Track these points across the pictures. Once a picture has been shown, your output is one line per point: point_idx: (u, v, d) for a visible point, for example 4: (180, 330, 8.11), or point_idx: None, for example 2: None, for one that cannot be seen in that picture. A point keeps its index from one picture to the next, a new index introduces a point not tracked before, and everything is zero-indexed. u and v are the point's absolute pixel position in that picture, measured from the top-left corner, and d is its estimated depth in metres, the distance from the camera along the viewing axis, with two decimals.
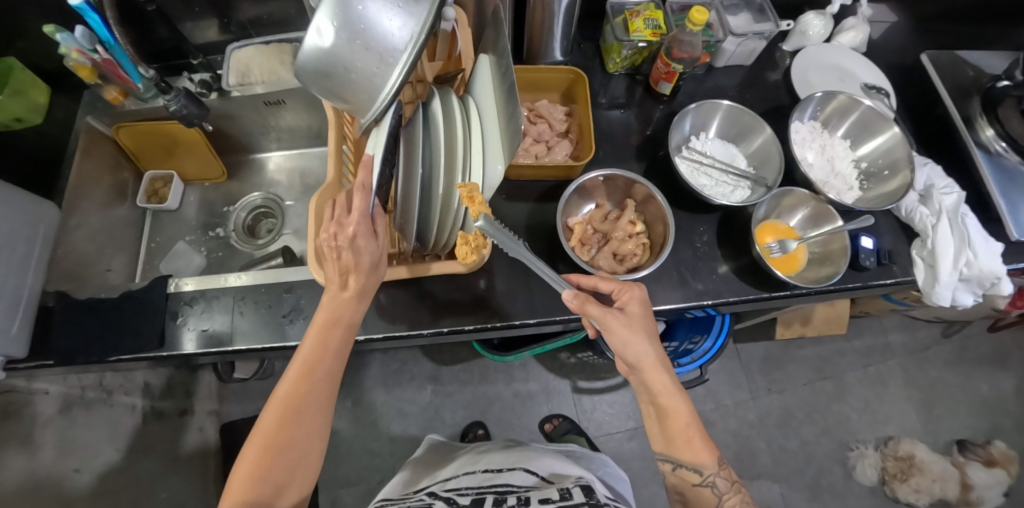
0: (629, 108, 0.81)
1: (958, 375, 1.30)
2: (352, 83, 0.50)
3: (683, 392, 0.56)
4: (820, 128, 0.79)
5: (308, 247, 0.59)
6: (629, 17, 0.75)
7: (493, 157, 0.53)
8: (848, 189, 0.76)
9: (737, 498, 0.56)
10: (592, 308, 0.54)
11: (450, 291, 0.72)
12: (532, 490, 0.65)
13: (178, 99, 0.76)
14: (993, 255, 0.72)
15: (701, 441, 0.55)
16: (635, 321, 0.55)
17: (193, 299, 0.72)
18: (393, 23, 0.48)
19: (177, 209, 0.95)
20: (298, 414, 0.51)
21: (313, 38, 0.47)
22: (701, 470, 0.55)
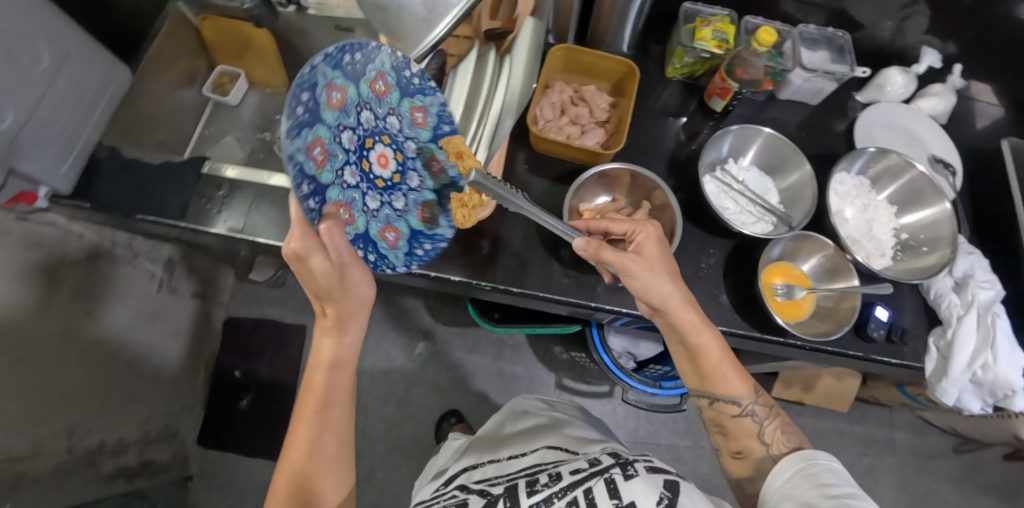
0: (677, 115, 0.79)
1: (958, 495, 1.21)
2: (402, 21, 0.51)
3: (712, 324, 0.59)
4: (867, 185, 0.75)
5: None
6: (699, 25, 0.74)
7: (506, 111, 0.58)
8: (880, 254, 0.72)
9: (779, 422, 0.56)
10: (609, 254, 0.57)
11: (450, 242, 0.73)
12: (562, 463, 0.66)
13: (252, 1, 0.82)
14: (1015, 366, 0.67)
15: (731, 370, 0.58)
16: (653, 262, 0.57)
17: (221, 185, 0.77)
18: None
19: (236, 106, 1.00)
20: (320, 453, 0.53)
21: None
22: (737, 399, 0.57)
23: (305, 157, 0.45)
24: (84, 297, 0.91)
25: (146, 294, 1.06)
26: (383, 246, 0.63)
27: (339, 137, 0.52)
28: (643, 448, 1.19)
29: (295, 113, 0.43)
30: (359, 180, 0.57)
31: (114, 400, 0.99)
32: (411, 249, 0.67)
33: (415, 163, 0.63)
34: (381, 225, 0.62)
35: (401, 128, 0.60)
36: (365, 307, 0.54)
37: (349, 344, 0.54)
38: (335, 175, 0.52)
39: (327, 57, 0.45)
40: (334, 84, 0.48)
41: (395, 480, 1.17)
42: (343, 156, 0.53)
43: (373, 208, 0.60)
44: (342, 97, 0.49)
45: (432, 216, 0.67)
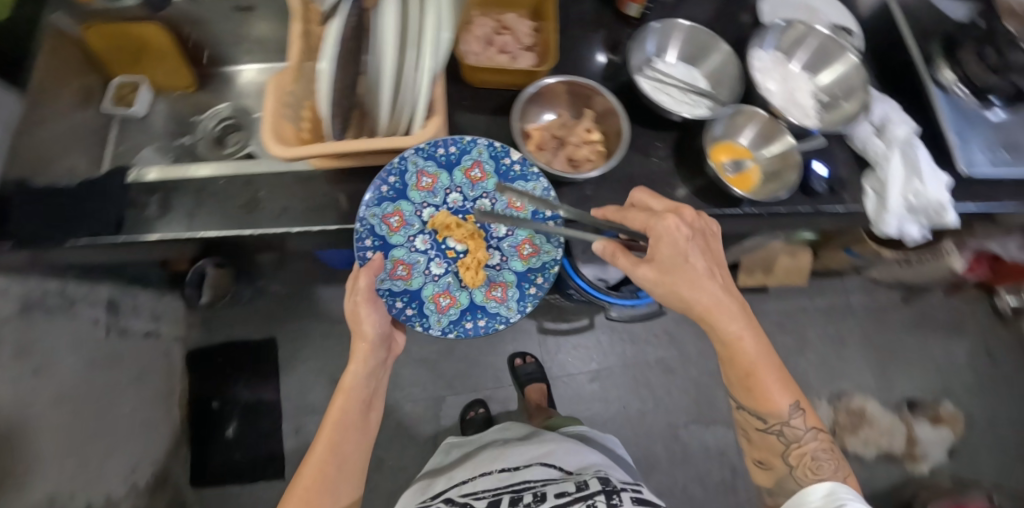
0: (599, 26, 0.80)
1: (916, 338, 1.34)
2: None
3: (750, 333, 0.59)
4: (782, 59, 0.80)
5: (264, 123, 0.59)
6: None
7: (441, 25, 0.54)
8: (809, 117, 0.78)
9: (807, 449, 0.61)
10: (626, 267, 0.57)
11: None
12: (549, 485, 0.77)
13: None
14: (940, 185, 0.75)
15: (769, 385, 0.60)
16: (678, 282, 0.56)
17: (154, 190, 0.72)
18: None
19: (145, 117, 0.95)
20: (331, 474, 0.63)
21: None
22: (769, 419, 0.62)
23: (376, 220, 0.65)
24: (29, 354, 0.80)
25: (97, 342, 0.97)
26: (430, 306, 0.67)
27: (421, 211, 0.68)
28: (636, 368, 1.24)
29: (377, 189, 0.65)
30: (430, 245, 0.69)
31: (92, 458, 0.90)
32: (461, 320, 0.68)
33: (503, 243, 0.71)
34: (437, 288, 0.68)
35: (492, 209, 0.70)
36: (369, 345, 0.65)
37: (358, 378, 0.66)
38: (404, 237, 0.67)
39: (417, 152, 0.65)
40: (425, 172, 0.67)
41: (407, 463, 1.14)
42: (418, 227, 0.68)
43: (436, 273, 0.68)
44: (429, 181, 0.67)
45: (503, 297, 0.69)
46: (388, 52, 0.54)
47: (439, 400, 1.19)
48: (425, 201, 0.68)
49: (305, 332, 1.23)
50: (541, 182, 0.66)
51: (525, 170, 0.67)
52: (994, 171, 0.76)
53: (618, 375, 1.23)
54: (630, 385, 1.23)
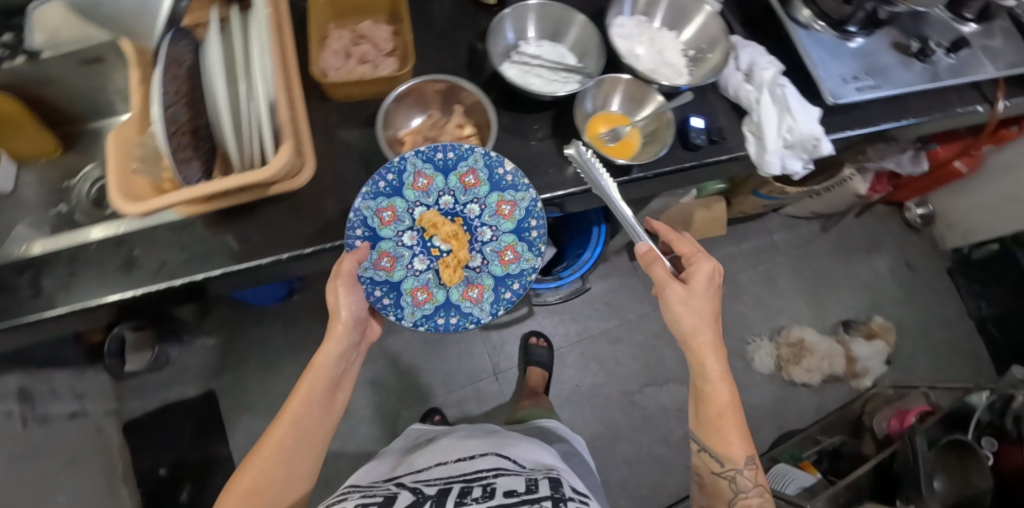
0: (461, 18, 0.79)
1: (839, 262, 1.43)
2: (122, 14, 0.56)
3: (729, 378, 0.63)
4: (646, 22, 0.82)
5: (110, 182, 0.56)
6: None
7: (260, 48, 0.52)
8: (679, 75, 0.79)
9: (755, 497, 0.61)
10: (657, 269, 0.63)
11: (301, 217, 0.70)
12: (498, 480, 0.72)
13: None
14: (811, 119, 0.77)
15: (732, 433, 0.62)
16: (693, 299, 0.62)
17: (18, 270, 0.66)
18: None
19: (14, 191, 0.88)
20: (276, 461, 0.59)
21: None
22: (724, 464, 0.62)
23: (370, 212, 0.67)
24: None
25: (17, 436, 0.89)
26: (406, 299, 0.67)
27: (413, 210, 0.69)
28: (583, 344, 1.26)
29: (374, 184, 0.67)
30: (417, 241, 0.69)
31: None
32: (433, 316, 0.67)
33: (485, 247, 0.71)
34: (416, 283, 0.68)
35: (481, 215, 0.71)
36: (344, 327, 0.62)
37: (325, 361, 0.62)
38: (393, 232, 0.68)
39: (416, 153, 0.69)
40: (422, 172, 0.69)
41: None
42: (407, 224, 0.69)
43: (418, 268, 0.69)
44: (425, 182, 0.69)
45: (477, 298, 0.68)
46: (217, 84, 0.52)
47: (395, 416, 1.18)
48: (418, 200, 0.70)
49: (246, 378, 1.20)
50: (530, 193, 0.69)
51: (517, 181, 0.70)
52: (855, 98, 0.80)
53: (567, 355, 1.25)
54: (581, 362, 1.25)
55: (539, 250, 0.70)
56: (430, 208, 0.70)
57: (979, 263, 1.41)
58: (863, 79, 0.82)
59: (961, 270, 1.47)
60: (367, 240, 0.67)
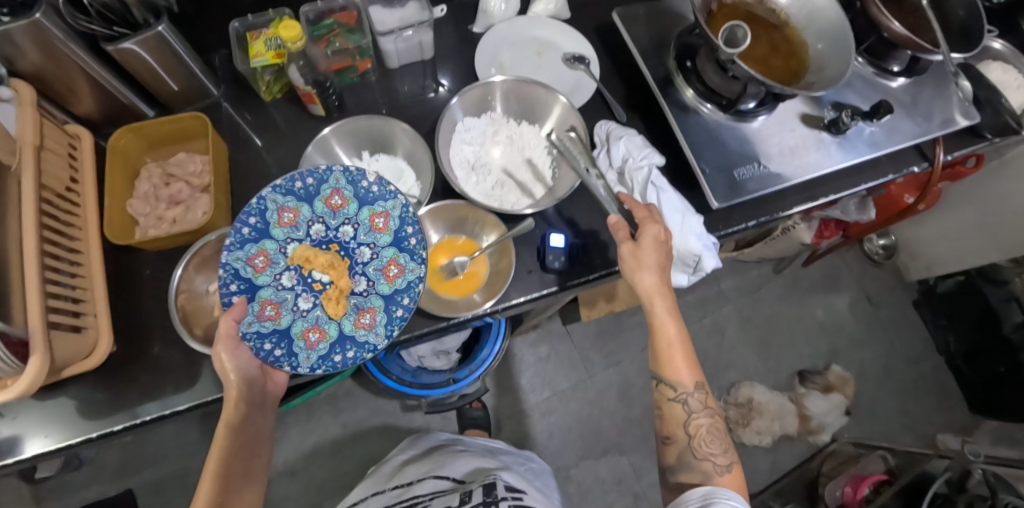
0: (296, 136, 0.73)
1: (794, 306, 1.33)
2: None
3: (672, 316, 0.57)
4: (501, 117, 0.71)
5: None
6: (250, 39, 0.66)
7: None
8: (539, 180, 0.68)
9: (707, 420, 0.56)
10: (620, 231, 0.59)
11: (120, 372, 0.64)
12: (435, 499, 0.77)
13: None
14: (692, 231, 0.67)
15: (681, 358, 0.57)
16: (647, 252, 0.57)
17: None
18: None
19: None
20: None
21: None
22: (675, 387, 0.57)
23: (240, 263, 0.58)
24: None
25: None
26: (299, 344, 0.58)
27: (287, 247, 0.61)
28: (513, 420, 1.18)
29: (237, 233, 0.59)
30: (296, 281, 0.61)
31: None
32: (330, 355, 0.58)
33: (367, 267, 0.63)
34: (306, 324, 0.59)
35: (357, 235, 0.64)
36: (240, 394, 0.56)
37: (232, 429, 0.57)
38: (271, 277, 0.60)
39: (273, 188, 0.61)
40: (286, 207, 0.61)
41: None
42: (284, 265, 0.61)
43: (304, 308, 0.60)
44: (290, 215, 0.61)
45: (371, 324, 0.59)
46: None
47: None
48: (289, 237, 0.62)
49: (166, 475, 1.17)
50: (398, 200, 0.63)
51: (383, 190, 0.64)
52: (750, 194, 0.70)
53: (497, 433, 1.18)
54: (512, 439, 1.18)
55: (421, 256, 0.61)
56: (302, 242, 0.62)
57: (945, 295, 1.30)
58: (763, 167, 0.72)
59: (927, 303, 1.36)
60: (245, 294, 0.58)
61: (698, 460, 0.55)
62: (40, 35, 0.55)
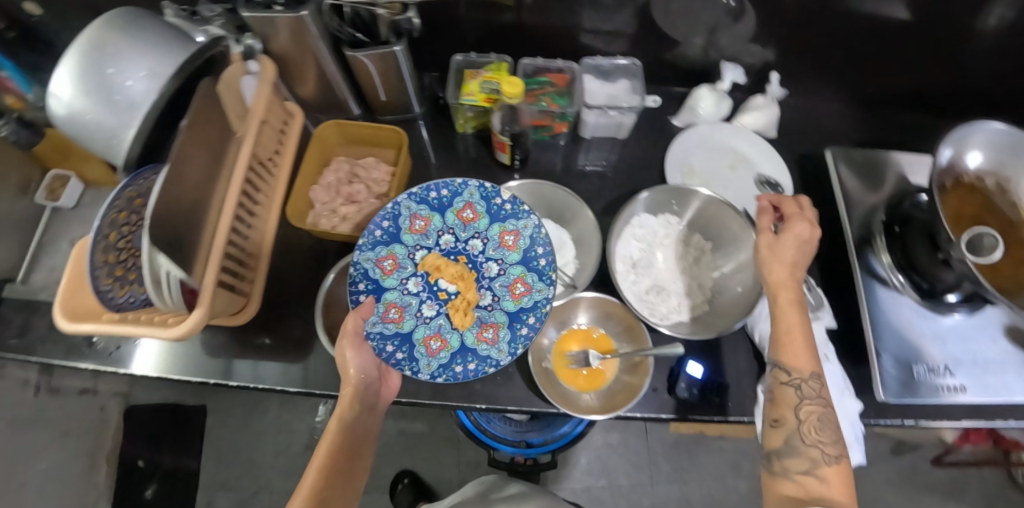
0: (474, 170, 0.75)
1: (903, 500, 1.14)
2: (99, 143, 0.55)
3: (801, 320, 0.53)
4: (677, 223, 0.70)
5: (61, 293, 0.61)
6: (468, 77, 0.68)
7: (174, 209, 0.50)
8: (695, 298, 0.66)
9: (820, 407, 0.50)
10: (767, 222, 0.57)
11: (250, 331, 0.69)
12: None
13: (8, 126, 0.72)
14: (846, 416, 0.60)
15: (798, 344, 0.52)
16: (782, 248, 0.55)
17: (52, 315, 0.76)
18: (117, 80, 0.52)
19: (76, 209, 0.97)
20: None
21: (59, 102, 0.53)
22: (785, 369, 0.52)
23: (370, 264, 0.62)
24: None
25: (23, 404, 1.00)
26: (420, 350, 0.59)
27: (415, 255, 0.65)
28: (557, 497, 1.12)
29: (371, 235, 0.64)
30: (422, 287, 0.63)
31: None
32: (451, 365, 0.59)
33: (493, 282, 0.63)
34: (428, 331, 0.61)
35: (484, 249, 0.65)
36: (355, 390, 0.55)
37: (343, 428, 0.55)
38: (397, 281, 0.63)
39: (409, 196, 0.65)
40: (419, 214, 0.66)
41: None
42: (411, 270, 0.64)
43: (427, 315, 0.62)
44: (421, 223, 0.65)
45: (494, 339, 0.60)
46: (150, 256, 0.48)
47: None
48: (418, 244, 0.65)
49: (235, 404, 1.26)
50: (532, 219, 0.64)
51: (516, 209, 0.65)
52: (926, 398, 0.61)
53: None
54: None
55: (551, 276, 0.61)
56: (430, 251, 0.65)
57: None
58: (951, 373, 0.62)
59: None
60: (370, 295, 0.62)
61: (807, 446, 0.49)
62: (302, 25, 0.61)
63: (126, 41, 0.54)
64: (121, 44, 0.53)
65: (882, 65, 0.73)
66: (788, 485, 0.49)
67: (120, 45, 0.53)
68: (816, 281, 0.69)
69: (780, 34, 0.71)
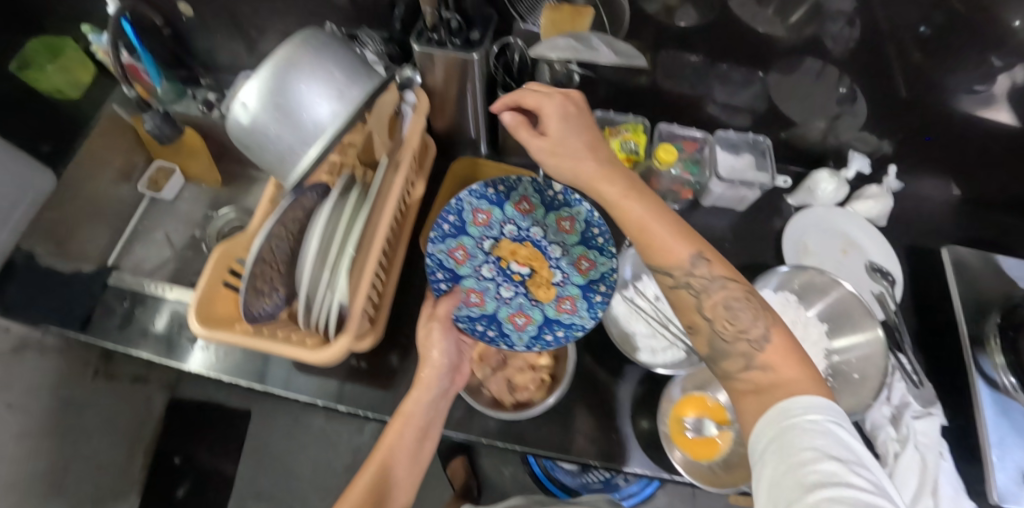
0: None
1: None
2: (268, 158, 0.55)
3: (634, 193, 0.50)
4: (795, 302, 0.70)
5: (195, 296, 0.58)
6: (608, 134, 0.71)
7: (352, 239, 0.53)
8: None
9: (726, 292, 0.47)
10: (523, 132, 0.53)
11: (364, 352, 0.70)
12: None
13: (155, 121, 0.73)
14: None
15: (658, 234, 0.49)
16: (557, 137, 0.52)
17: (151, 308, 0.77)
18: (308, 103, 0.53)
19: (173, 201, 0.99)
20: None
21: (239, 112, 0.53)
22: (670, 273, 0.49)
23: (444, 254, 0.68)
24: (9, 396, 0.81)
25: (86, 384, 1.01)
26: (509, 326, 0.66)
27: (481, 243, 0.70)
28: None
29: (440, 227, 0.69)
30: (495, 272, 0.69)
31: (38, 495, 0.90)
32: (541, 335, 0.65)
33: (560, 261, 0.70)
34: (511, 309, 0.67)
35: (545, 234, 0.71)
36: (433, 373, 0.57)
37: (415, 408, 0.55)
38: (470, 268, 0.68)
39: (469, 192, 0.70)
40: (480, 209, 0.71)
41: None
42: (482, 258, 0.70)
43: (506, 296, 0.68)
44: (483, 217, 0.70)
45: (573, 308, 0.66)
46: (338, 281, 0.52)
47: None
48: (482, 234, 0.71)
49: (281, 411, 1.25)
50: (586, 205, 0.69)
51: (570, 197, 0.70)
52: None
53: None
54: None
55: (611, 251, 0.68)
56: (496, 238, 0.71)
57: None
58: None
59: None
60: (449, 282, 0.67)
61: (733, 344, 0.46)
62: (467, 67, 0.62)
63: (319, 63, 0.54)
64: (314, 67, 0.54)
65: (998, 170, 0.76)
66: (739, 385, 0.45)
67: (315, 67, 0.53)
68: (930, 378, 0.69)
69: (889, 126, 0.75)
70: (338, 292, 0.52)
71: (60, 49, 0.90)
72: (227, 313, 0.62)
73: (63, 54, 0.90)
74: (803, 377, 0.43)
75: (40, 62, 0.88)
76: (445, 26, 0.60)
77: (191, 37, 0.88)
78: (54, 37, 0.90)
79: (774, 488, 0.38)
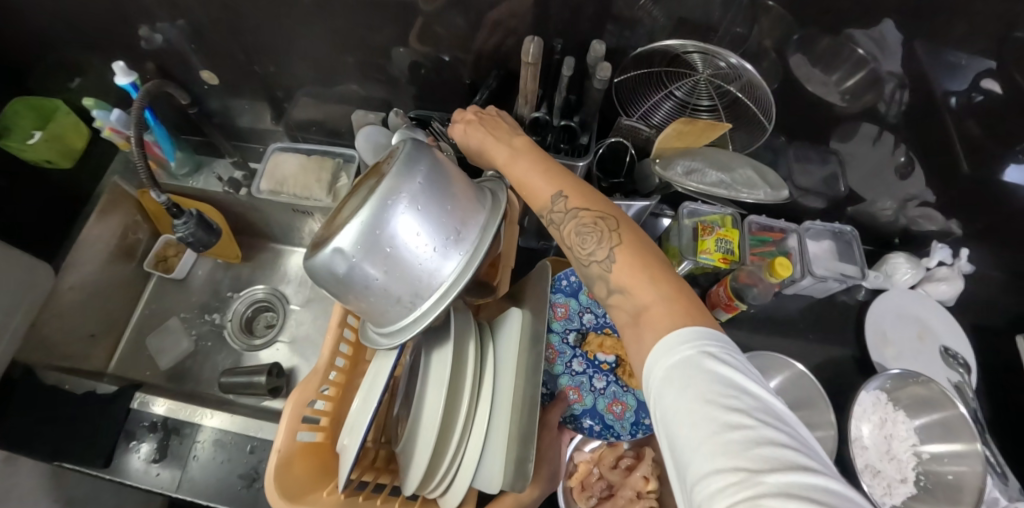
0: None
1: None
2: (365, 305, 0.46)
3: (516, 153, 0.51)
4: (884, 401, 0.70)
5: (269, 460, 0.48)
6: (701, 231, 0.68)
7: (480, 406, 0.47)
8: (901, 480, 0.66)
9: (578, 221, 0.45)
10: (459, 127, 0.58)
11: None
12: None
13: (185, 226, 0.68)
14: None
15: (526, 181, 0.49)
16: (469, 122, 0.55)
17: (177, 431, 0.66)
18: (422, 248, 0.44)
19: (184, 280, 0.88)
20: None
21: (332, 257, 0.43)
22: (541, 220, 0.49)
23: None
24: None
25: None
26: (609, 418, 0.62)
27: (566, 338, 0.67)
28: None
29: None
30: (586, 365, 0.65)
31: None
32: (639, 420, 0.62)
33: None
34: (607, 399, 0.63)
35: None
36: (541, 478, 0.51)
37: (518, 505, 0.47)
38: (562, 365, 0.65)
39: None
40: (557, 302, 0.68)
41: None
42: (570, 352, 0.66)
43: (599, 387, 0.64)
44: (563, 310, 0.67)
45: None
46: (468, 457, 0.46)
47: None
48: (566, 328, 0.67)
49: None
50: None
51: None
52: None
53: None
54: None
55: None
56: (579, 330, 0.67)
57: None
58: None
59: None
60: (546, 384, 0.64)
61: (594, 270, 0.44)
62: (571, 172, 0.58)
63: (429, 195, 0.44)
64: (427, 202, 0.44)
65: None
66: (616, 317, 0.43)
67: (429, 201, 0.44)
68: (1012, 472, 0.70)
69: (962, 211, 0.74)
70: (468, 470, 0.46)
71: (48, 111, 0.77)
72: (303, 471, 0.52)
73: (54, 117, 0.76)
74: (661, 295, 0.39)
75: (26, 127, 0.75)
76: (553, 131, 0.59)
77: (208, 101, 0.78)
78: (42, 98, 0.76)
79: (673, 439, 0.34)
